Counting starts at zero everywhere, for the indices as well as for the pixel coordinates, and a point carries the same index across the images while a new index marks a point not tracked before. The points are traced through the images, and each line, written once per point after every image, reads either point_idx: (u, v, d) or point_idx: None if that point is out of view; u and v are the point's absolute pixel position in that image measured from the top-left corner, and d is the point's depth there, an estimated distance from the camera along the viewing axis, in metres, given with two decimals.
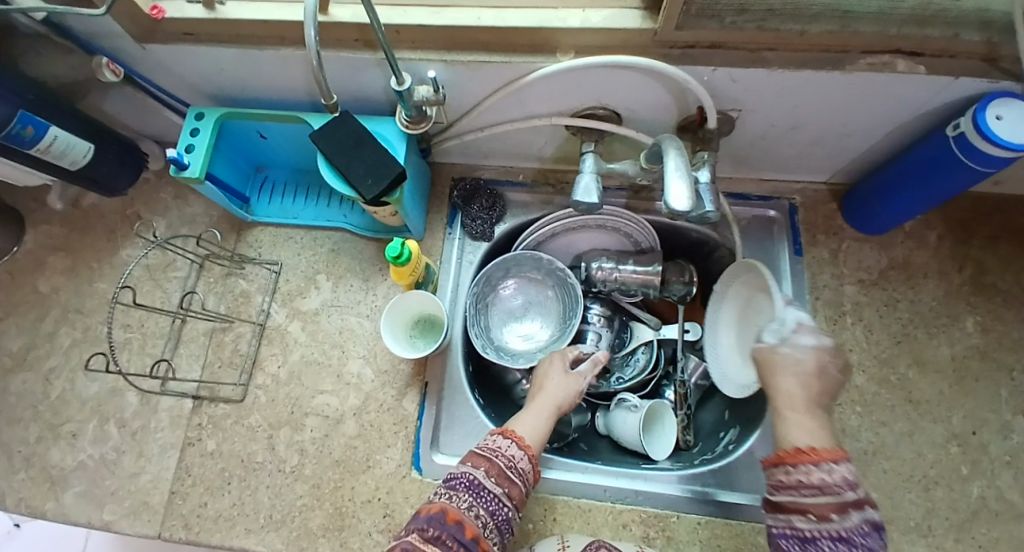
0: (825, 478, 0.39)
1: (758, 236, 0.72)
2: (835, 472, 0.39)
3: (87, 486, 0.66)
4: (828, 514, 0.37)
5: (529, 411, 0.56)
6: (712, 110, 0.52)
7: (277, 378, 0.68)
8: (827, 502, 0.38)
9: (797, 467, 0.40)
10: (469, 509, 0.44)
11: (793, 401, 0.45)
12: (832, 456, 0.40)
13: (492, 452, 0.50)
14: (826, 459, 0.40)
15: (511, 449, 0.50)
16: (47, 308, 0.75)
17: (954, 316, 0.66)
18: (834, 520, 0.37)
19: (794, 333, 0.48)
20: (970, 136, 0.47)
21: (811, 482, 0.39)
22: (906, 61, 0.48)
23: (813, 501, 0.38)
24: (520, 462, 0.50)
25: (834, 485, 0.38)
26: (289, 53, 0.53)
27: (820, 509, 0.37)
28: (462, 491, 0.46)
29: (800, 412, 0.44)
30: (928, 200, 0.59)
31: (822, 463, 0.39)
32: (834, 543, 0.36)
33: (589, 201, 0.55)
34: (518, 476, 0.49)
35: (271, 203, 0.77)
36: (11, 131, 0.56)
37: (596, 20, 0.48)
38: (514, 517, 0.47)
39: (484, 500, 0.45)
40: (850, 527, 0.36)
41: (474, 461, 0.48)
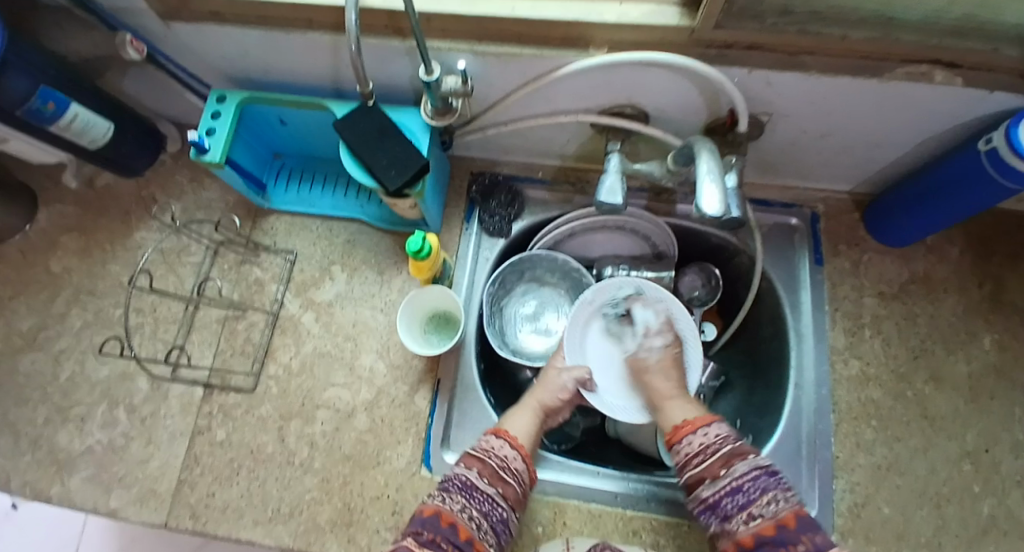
0: (704, 442, 0.50)
1: (779, 244, 0.71)
2: (709, 434, 0.50)
3: (94, 470, 0.65)
4: (718, 471, 0.47)
5: (518, 410, 0.58)
6: (745, 113, 0.51)
7: (289, 369, 0.67)
8: (714, 461, 0.48)
9: (683, 443, 0.51)
10: (462, 511, 0.46)
11: (668, 393, 0.58)
12: (706, 422, 0.52)
13: (485, 453, 0.51)
14: (700, 425, 0.52)
15: (504, 449, 0.51)
16: (58, 289, 0.74)
17: (972, 332, 0.65)
18: (722, 475, 0.47)
19: (647, 338, 0.63)
20: (1002, 152, 0.47)
21: (699, 449, 0.50)
22: (944, 72, 0.47)
23: (705, 467, 0.48)
24: (513, 462, 0.51)
25: (715, 445, 0.49)
26: (316, 37, 0.53)
27: (712, 471, 0.48)
28: (455, 493, 0.47)
29: (674, 399, 0.57)
30: (953, 215, 0.59)
31: (698, 430, 0.51)
32: (732, 495, 0.46)
33: (613, 201, 0.53)
34: (512, 476, 0.50)
35: (288, 191, 0.76)
36: (31, 107, 0.55)
37: (634, 15, 0.47)
38: (511, 517, 0.48)
39: (477, 502, 0.47)
40: (740, 476, 0.46)
41: (466, 463, 0.50)
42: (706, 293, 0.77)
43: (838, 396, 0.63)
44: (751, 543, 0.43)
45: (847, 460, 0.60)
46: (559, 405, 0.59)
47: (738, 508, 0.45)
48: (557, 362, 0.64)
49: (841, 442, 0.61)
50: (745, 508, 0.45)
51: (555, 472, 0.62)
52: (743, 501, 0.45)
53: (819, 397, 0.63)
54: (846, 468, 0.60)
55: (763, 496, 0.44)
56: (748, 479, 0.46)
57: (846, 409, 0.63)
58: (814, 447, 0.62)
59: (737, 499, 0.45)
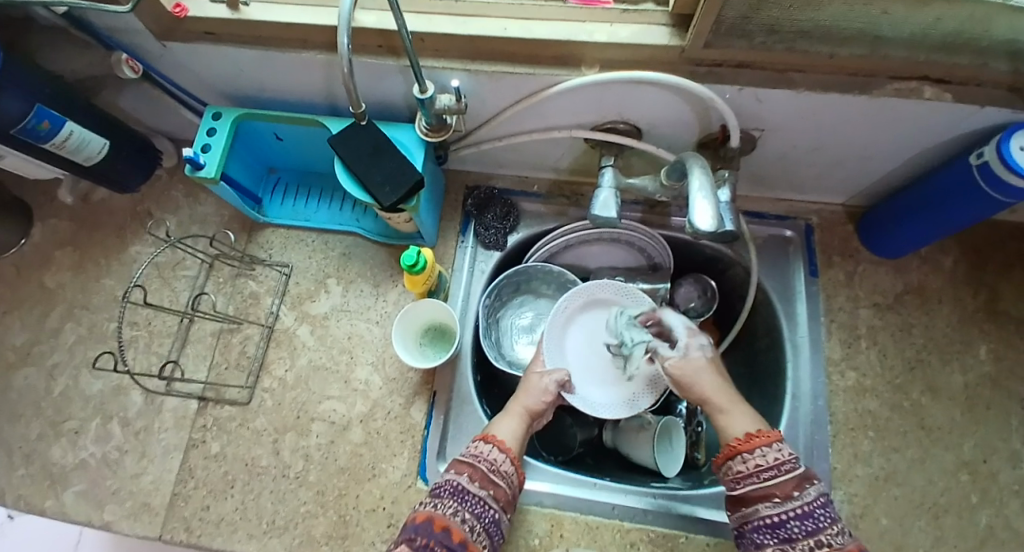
0: (778, 457, 0.45)
1: (774, 255, 0.71)
2: (783, 450, 0.45)
3: (87, 486, 0.65)
4: (791, 492, 0.42)
5: (505, 414, 0.57)
6: (735, 129, 0.51)
7: (283, 382, 0.67)
8: (787, 480, 0.43)
9: (753, 453, 0.46)
10: (455, 514, 0.45)
11: (722, 400, 0.52)
12: (778, 437, 0.47)
13: (475, 458, 0.50)
14: (773, 439, 0.46)
15: (493, 453, 0.51)
16: (53, 303, 0.75)
17: (967, 342, 0.66)
18: (797, 497, 0.42)
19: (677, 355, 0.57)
20: (994, 165, 0.47)
21: (768, 463, 0.45)
22: (933, 88, 0.47)
23: (775, 483, 0.43)
24: (502, 464, 0.50)
25: (787, 462, 0.44)
26: (311, 56, 0.53)
27: (783, 489, 0.43)
28: (447, 498, 0.46)
29: (732, 406, 0.51)
30: (943, 228, 0.59)
31: (772, 444, 0.46)
32: (800, 519, 0.41)
33: (607, 215, 0.54)
34: (501, 479, 0.49)
35: (284, 205, 0.76)
36: (27, 125, 0.56)
37: (624, 34, 0.48)
38: (502, 518, 0.48)
39: (469, 504, 0.46)
40: (810, 501, 0.42)
41: (457, 468, 0.49)
42: (701, 304, 0.77)
43: (832, 407, 0.63)
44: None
45: (842, 472, 0.60)
46: (543, 410, 0.58)
47: (804, 534, 0.41)
48: (537, 368, 0.64)
49: (836, 453, 0.61)
50: (812, 535, 0.41)
51: (552, 484, 0.62)
52: (814, 528, 0.41)
53: (815, 407, 0.64)
54: (843, 479, 0.60)
55: (832, 526, 0.41)
56: (819, 506, 0.42)
57: (841, 420, 0.63)
58: (810, 457, 0.62)
59: (807, 525, 0.41)
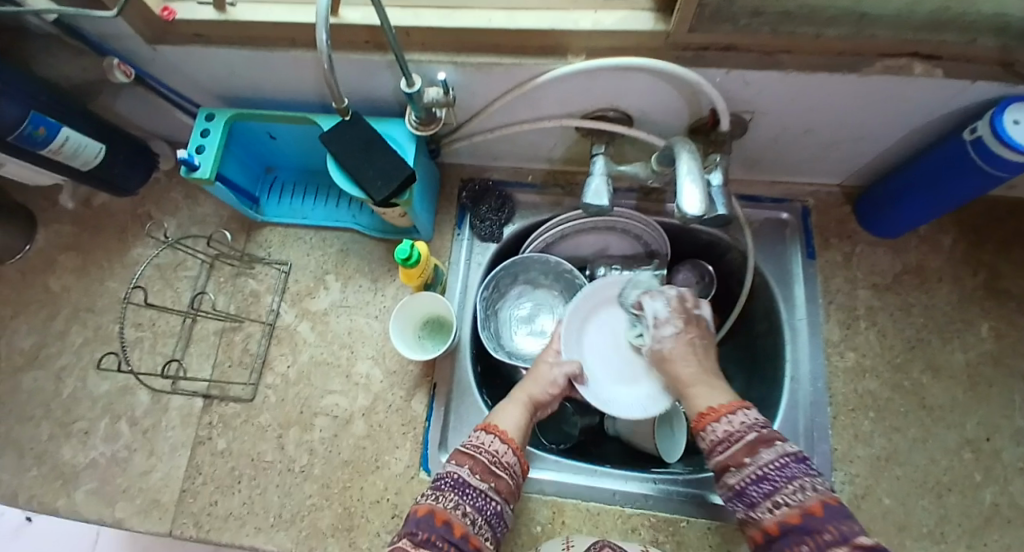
0: (729, 428, 0.46)
1: (770, 240, 0.71)
2: (734, 420, 0.46)
3: (98, 483, 0.67)
4: (743, 459, 0.43)
5: (508, 404, 0.57)
6: (724, 113, 0.51)
7: (286, 378, 0.68)
8: (738, 450, 0.44)
9: (707, 430, 0.47)
10: (456, 508, 0.45)
11: (693, 381, 0.53)
12: (731, 408, 0.47)
13: (476, 449, 0.50)
14: (725, 412, 0.47)
15: (494, 444, 0.51)
16: (57, 307, 0.76)
17: (967, 321, 0.65)
18: (748, 463, 0.42)
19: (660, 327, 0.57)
20: (987, 140, 0.46)
21: (719, 437, 0.46)
22: (924, 64, 0.47)
23: (729, 456, 0.44)
24: (505, 455, 0.50)
25: (738, 432, 0.45)
26: (301, 55, 0.53)
27: (736, 459, 0.43)
28: (448, 491, 0.46)
29: (703, 385, 0.52)
30: (943, 206, 0.59)
31: (723, 417, 0.47)
32: (756, 483, 0.41)
33: (599, 203, 0.54)
34: (504, 470, 0.49)
35: (281, 203, 0.77)
36: (23, 133, 0.57)
37: (609, 22, 0.47)
38: (506, 509, 0.48)
39: (471, 497, 0.46)
40: (762, 463, 0.42)
41: (459, 460, 0.49)
42: (701, 290, 0.76)
43: (831, 389, 0.63)
44: (778, 532, 0.39)
45: (842, 454, 0.61)
46: (548, 401, 0.58)
47: (763, 499, 0.41)
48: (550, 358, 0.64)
49: (836, 435, 0.61)
50: (770, 498, 0.40)
51: (552, 472, 0.63)
52: (770, 490, 0.40)
53: (814, 390, 0.63)
54: (845, 460, 0.60)
55: (788, 484, 0.40)
56: (775, 467, 0.41)
57: (841, 402, 0.63)
58: (810, 439, 0.62)
59: (762, 488, 0.41)
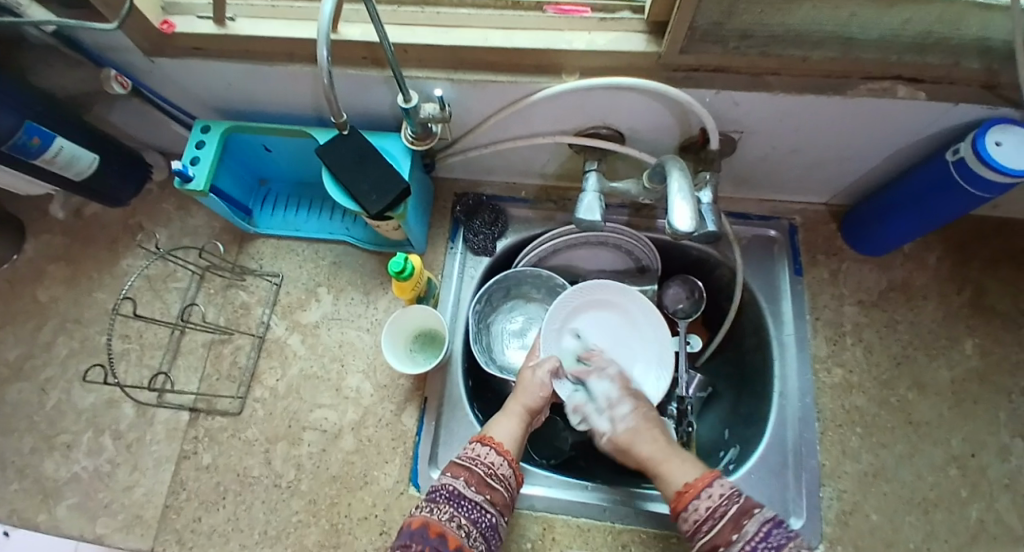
0: (710, 505, 0.47)
1: (759, 256, 0.72)
2: (712, 495, 0.47)
3: (80, 499, 0.65)
4: (729, 536, 0.44)
5: (503, 415, 0.57)
6: (714, 132, 0.52)
7: (275, 391, 0.67)
8: (723, 526, 0.45)
9: (687, 509, 0.48)
10: (450, 520, 0.45)
11: (661, 456, 0.53)
12: (706, 482, 0.48)
13: (471, 461, 0.50)
14: (702, 486, 0.48)
15: (490, 456, 0.51)
16: (44, 318, 0.75)
17: (953, 338, 0.66)
18: (736, 539, 0.44)
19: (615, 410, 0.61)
20: (969, 161, 0.48)
21: (703, 515, 0.46)
22: (907, 87, 0.48)
23: (715, 534, 0.45)
24: (500, 467, 0.50)
25: (719, 506, 0.46)
26: (298, 69, 0.54)
27: (723, 536, 0.45)
28: (443, 503, 0.47)
29: (673, 459, 0.53)
30: (927, 224, 0.60)
31: (700, 493, 0.48)
32: None
33: (591, 218, 0.55)
34: (500, 482, 0.50)
35: (274, 215, 0.77)
36: (17, 142, 0.56)
37: (602, 42, 0.49)
38: (500, 521, 0.48)
39: (465, 510, 0.46)
40: (750, 537, 0.44)
41: (454, 471, 0.49)
42: (690, 305, 0.78)
43: (820, 405, 0.64)
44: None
45: (832, 470, 0.61)
46: (541, 407, 0.59)
47: None
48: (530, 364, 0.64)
49: (826, 451, 0.62)
50: None
51: (542, 487, 0.62)
52: None
53: (803, 405, 0.64)
54: (832, 476, 0.60)
55: None
56: (762, 538, 0.43)
57: (830, 417, 0.63)
58: (800, 456, 0.62)
59: None
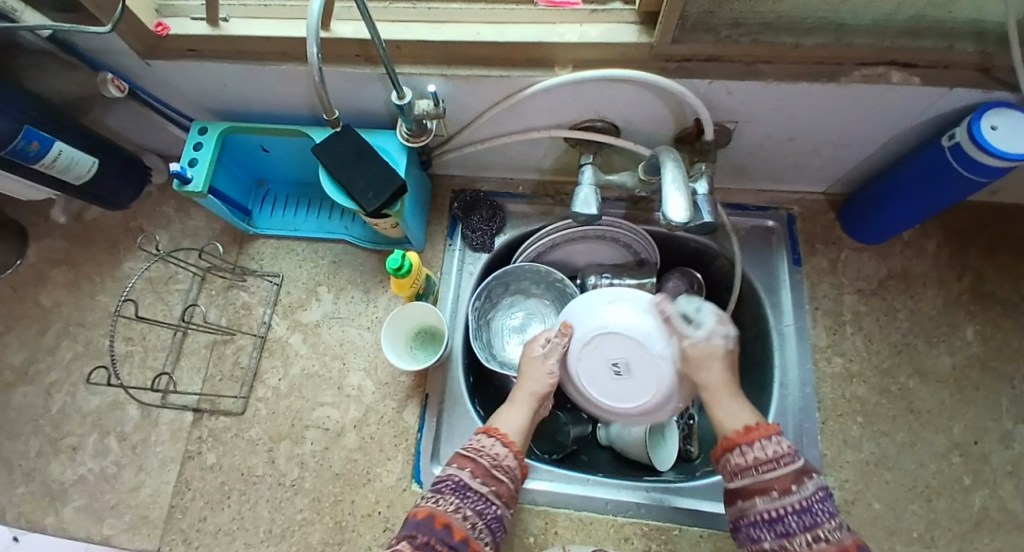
0: (777, 450, 0.43)
1: (757, 246, 0.72)
2: (782, 442, 0.43)
3: (86, 500, 0.66)
4: (789, 486, 0.40)
5: (510, 405, 0.55)
6: (708, 122, 0.52)
7: (277, 391, 0.68)
8: (785, 474, 0.41)
9: (751, 446, 0.44)
10: (457, 511, 0.44)
11: (716, 394, 0.50)
12: (774, 429, 0.45)
13: (476, 452, 0.50)
14: (772, 432, 0.44)
15: (496, 447, 0.50)
16: (48, 322, 0.76)
17: (953, 325, 0.66)
18: (795, 491, 0.40)
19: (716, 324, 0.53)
20: (966, 145, 0.48)
21: (763, 458, 0.43)
22: (900, 72, 0.48)
23: (773, 478, 0.41)
24: (506, 460, 0.49)
25: (785, 455, 0.42)
26: (291, 69, 0.54)
27: (782, 483, 0.41)
28: (448, 494, 0.45)
29: (727, 400, 0.49)
30: (926, 211, 0.60)
31: (770, 437, 0.44)
32: (796, 514, 0.39)
33: (588, 212, 0.55)
34: (505, 474, 0.49)
35: (272, 215, 0.77)
36: (16, 146, 0.57)
37: (593, 35, 0.49)
38: (505, 514, 0.47)
39: (471, 501, 0.45)
40: (808, 495, 0.40)
41: (458, 463, 0.48)
42: None
43: (821, 394, 0.64)
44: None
45: (834, 459, 0.61)
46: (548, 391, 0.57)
47: (801, 530, 0.39)
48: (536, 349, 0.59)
49: (828, 441, 0.62)
50: (809, 530, 0.39)
51: (544, 481, 0.62)
52: (811, 522, 0.39)
53: (804, 395, 0.64)
54: (835, 465, 0.60)
55: (830, 520, 0.39)
56: (818, 500, 0.40)
57: (831, 407, 0.63)
58: (801, 445, 0.62)
59: (803, 520, 0.39)
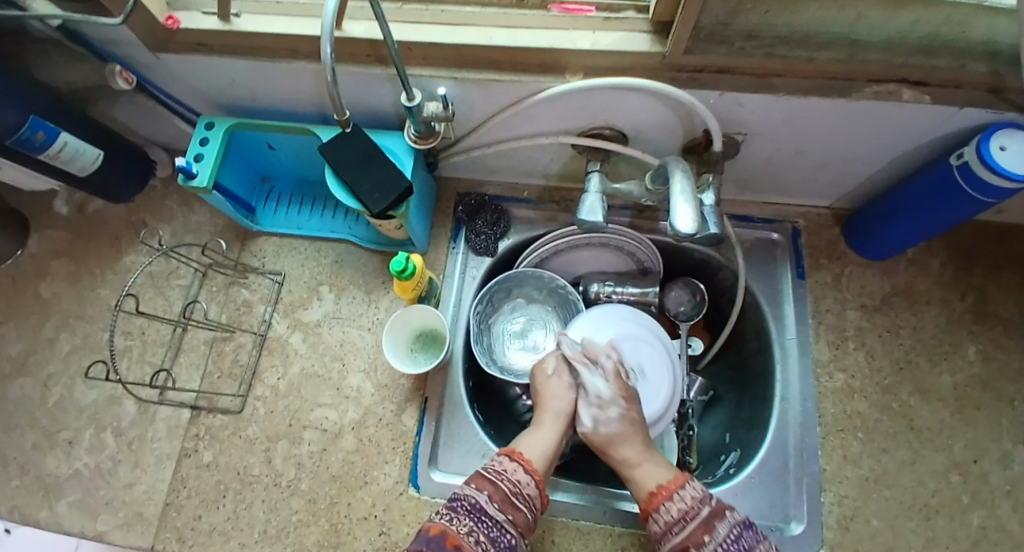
0: (682, 506, 0.47)
1: (761, 258, 0.72)
2: (684, 496, 0.48)
3: (80, 495, 0.65)
4: (702, 538, 0.45)
5: (536, 429, 0.56)
6: (717, 133, 0.52)
7: (276, 390, 0.67)
8: (697, 528, 0.46)
9: (661, 509, 0.48)
10: (469, 535, 0.44)
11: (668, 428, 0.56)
12: (679, 482, 0.49)
13: (497, 476, 0.49)
14: (673, 488, 0.49)
15: (517, 474, 0.50)
16: (48, 314, 0.75)
17: (956, 343, 0.66)
18: (708, 541, 0.45)
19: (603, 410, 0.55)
20: (974, 165, 0.47)
21: (676, 515, 0.47)
22: (912, 90, 0.48)
23: (688, 534, 0.46)
24: (527, 487, 0.49)
25: (691, 508, 0.47)
26: (301, 66, 0.54)
27: (695, 537, 0.45)
28: (463, 515, 0.46)
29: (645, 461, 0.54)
30: (931, 230, 0.60)
31: (673, 494, 0.48)
32: None
33: (594, 219, 0.54)
34: (523, 502, 0.48)
35: (276, 213, 0.77)
36: (21, 137, 0.57)
37: (606, 42, 0.49)
38: (520, 544, 0.47)
39: (485, 526, 0.45)
40: (722, 539, 0.45)
41: (477, 484, 0.48)
42: (691, 308, 0.78)
43: (823, 409, 0.63)
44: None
45: (834, 475, 0.60)
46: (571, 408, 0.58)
47: None
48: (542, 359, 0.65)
49: (828, 456, 0.61)
50: None
51: None
52: None
53: (805, 410, 0.63)
54: (834, 481, 0.60)
55: None
56: (731, 539, 0.45)
57: (832, 421, 0.63)
58: (801, 459, 0.61)
59: None
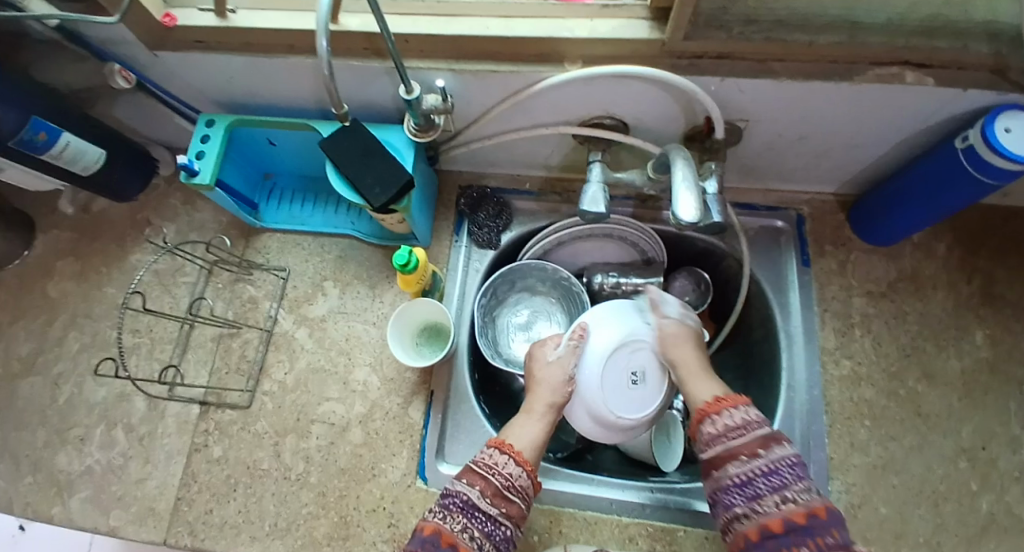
0: (744, 419, 0.46)
1: (766, 247, 0.71)
2: (749, 413, 0.46)
3: (93, 491, 0.66)
4: (757, 450, 0.43)
5: (524, 419, 0.55)
6: (719, 120, 0.51)
7: (283, 385, 0.68)
8: (752, 440, 0.44)
9: (719, 416, 0.47)
10: (463, 531, 0.44)
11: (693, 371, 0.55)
12: (743, 401, 0.47)
13: (488, 470, 0.49)
14: (737, 403, 0.47)
15: (508, 467, 0.49)
16: (56, 313, 0.76)
17: (963, 328, 0.65)
18: (762, 454, 0.42)
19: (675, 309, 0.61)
20: (979, 147, 0.47)
21: (732, 425, 0.45)
22: (915, 72, 0.47)
23: (741, 443, 0.44)
24: (519, 479, 0.49)
25: (750, 424, 0.45)
26: (298, 61, 0.54)
27: (750, 448, 0.43)
28: (456, 512, 0.45)
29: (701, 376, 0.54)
30: (936, 215, 0.59)
31: (738, 407, 0.47)
32: (764, 476, 0.41)
33: (596, 210, 0.54)
34: (516, 494, 0.49)
35: (279, 209, 0.77)
36: (24, 138, 0.57)
37: (604, 30, 0.48)
38: (515, 534, 0.47)
39: (479, 521, 0.45)
40: (776, 459, 0.42)
41: (468, 479, 0.48)
42: (696, 298, 0.76)
43: (828, 396, 0.63)
44: (780, 530, 0.39)
45: (840, 462, 0.60)
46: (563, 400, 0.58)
47: (769, 492, 0.41)
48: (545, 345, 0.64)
49: (834, 443, 0.61)
50: (778, 492, 0.40)
51: (549, 480, 0.62)
52: (779, 484, 0.41)
53: (810, 398, 0.63)
54: (840, 469, 0.60)
55: (798, 482, 0.41)
56: (786, 463, 0.42)
57: (838, 409, 0.63)
58: (807, 447, 0.61)
59: (771, 482, 0.41)
